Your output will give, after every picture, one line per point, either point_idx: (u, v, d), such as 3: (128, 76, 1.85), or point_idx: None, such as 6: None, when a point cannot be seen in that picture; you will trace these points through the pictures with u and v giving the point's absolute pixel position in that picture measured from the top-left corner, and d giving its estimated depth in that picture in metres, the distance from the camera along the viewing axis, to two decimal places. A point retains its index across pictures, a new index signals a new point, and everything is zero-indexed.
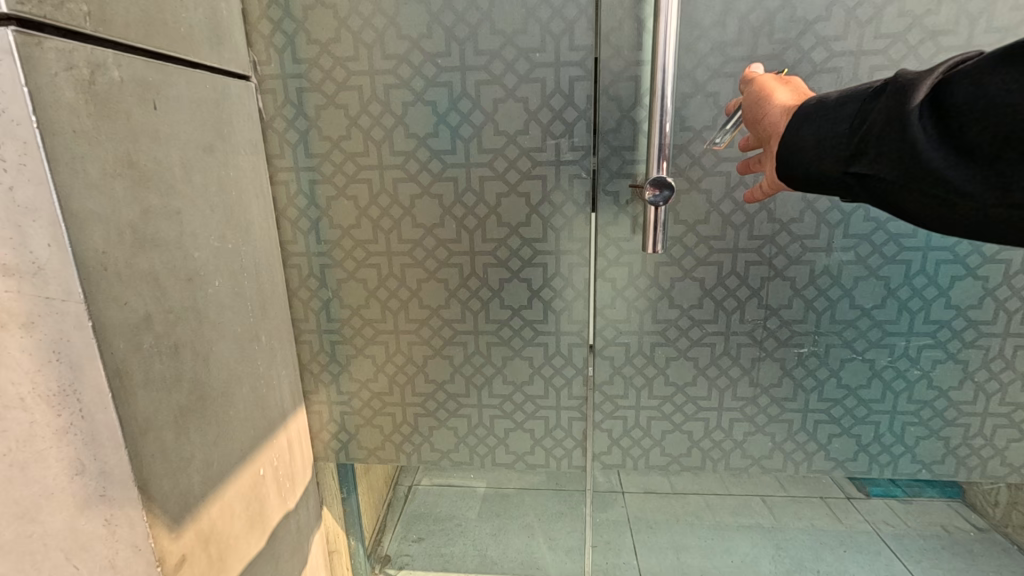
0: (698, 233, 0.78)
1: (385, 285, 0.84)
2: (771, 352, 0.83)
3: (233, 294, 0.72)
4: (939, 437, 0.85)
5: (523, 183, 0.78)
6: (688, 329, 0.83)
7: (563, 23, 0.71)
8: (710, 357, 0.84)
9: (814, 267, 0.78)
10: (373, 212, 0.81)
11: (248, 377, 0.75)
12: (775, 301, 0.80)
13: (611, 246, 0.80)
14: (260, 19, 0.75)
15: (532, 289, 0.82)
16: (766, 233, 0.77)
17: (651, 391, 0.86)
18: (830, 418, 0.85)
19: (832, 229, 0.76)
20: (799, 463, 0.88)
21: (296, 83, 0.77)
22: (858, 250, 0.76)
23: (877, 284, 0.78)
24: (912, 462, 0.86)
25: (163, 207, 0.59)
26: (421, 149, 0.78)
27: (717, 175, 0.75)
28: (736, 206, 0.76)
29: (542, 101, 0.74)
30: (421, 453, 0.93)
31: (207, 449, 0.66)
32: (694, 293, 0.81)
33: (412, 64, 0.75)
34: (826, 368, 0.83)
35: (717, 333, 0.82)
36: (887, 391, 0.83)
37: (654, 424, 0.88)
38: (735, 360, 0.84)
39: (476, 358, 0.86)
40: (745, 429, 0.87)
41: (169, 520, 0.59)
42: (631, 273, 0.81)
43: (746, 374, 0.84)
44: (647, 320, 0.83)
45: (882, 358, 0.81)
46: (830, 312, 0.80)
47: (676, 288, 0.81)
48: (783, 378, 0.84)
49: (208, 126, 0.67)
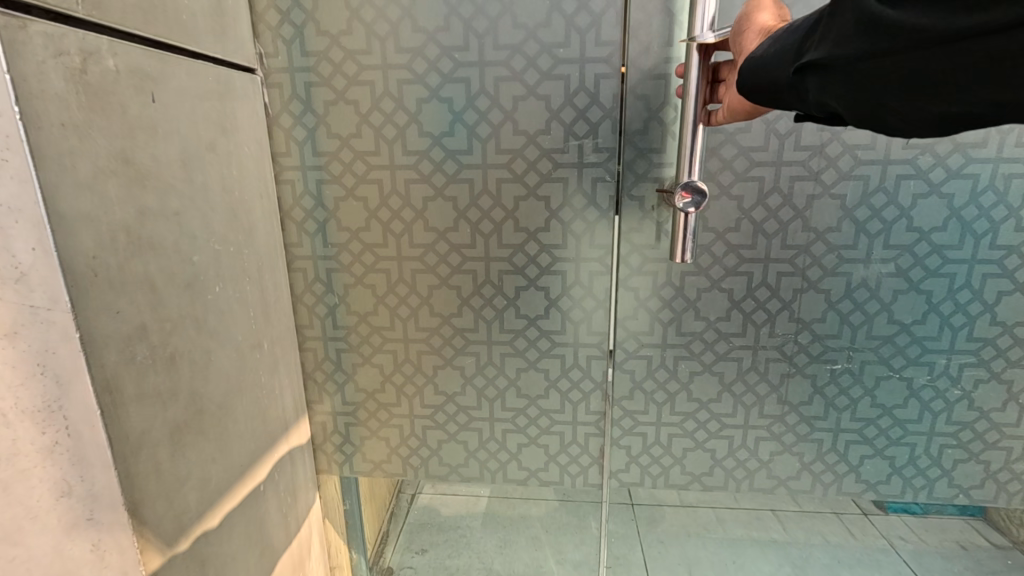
0: (727, 241, 0.74)
1: (394, 291, 0.80)
2: (802, 368, 0.79)
3: (235, 299, 0.68)
4: (978, 460, 0.81)
5: (542, 187, 0.73)
6: (713, 343, 0.78)
7: (589, 17, 0.67)
8: (735, 373, 0.80)
9: (850, 279, 0.74)
10: (383, 214, 0.77)
11: (248, 387, 0.71)
12: (808, 315, 0.76)
13: (634, 254, 0.75)
14: (267, 9, 0.71)
15: (549, 298, 0.78)
16: (801, 243, 0.73)
17: (673, 406, 0.82)
18: (861, 439, 0.82)
19: (872, 239, 0.72)
20: (828, 484, 0.84)
21: (304, 77, 0.73)
22: (899, 262, 0.72)
23: (917, 298, 0.74)
24: (948, 486, 0.83)
25: (160, 208, 0.55)
26: (436, 149, 0.73)
27: (749, 180, 0.71)
28: (769, 213, 0.72)
29: (565, 99, 0.70)
30: (429, 467, 0.89)
31: (204, 466, 0.61)
32: (721, 305, 0.77)
33: (427, 59, 0.70)
34: (860, 385, 0.79)
35: (745, 348, 0.78)
36: (925, 411, 0.79)
37: (676, 442, 0.84)
38: (763, 376, 0.79)
39: (488, 370, 0.82)
40: (774, 447, 0.83)
41: (162, 545, 0.55)
42: (654, 282, 0.76)
43: (774, 391, 0.80)
44: (671, 333, 0.79)
45: (919, 376, 0.78)
46: (866, 327, 0.76)
47: (702, 299, 0.76)
48: (814, 396, 0.80)
49: (210, 122, 0.63)
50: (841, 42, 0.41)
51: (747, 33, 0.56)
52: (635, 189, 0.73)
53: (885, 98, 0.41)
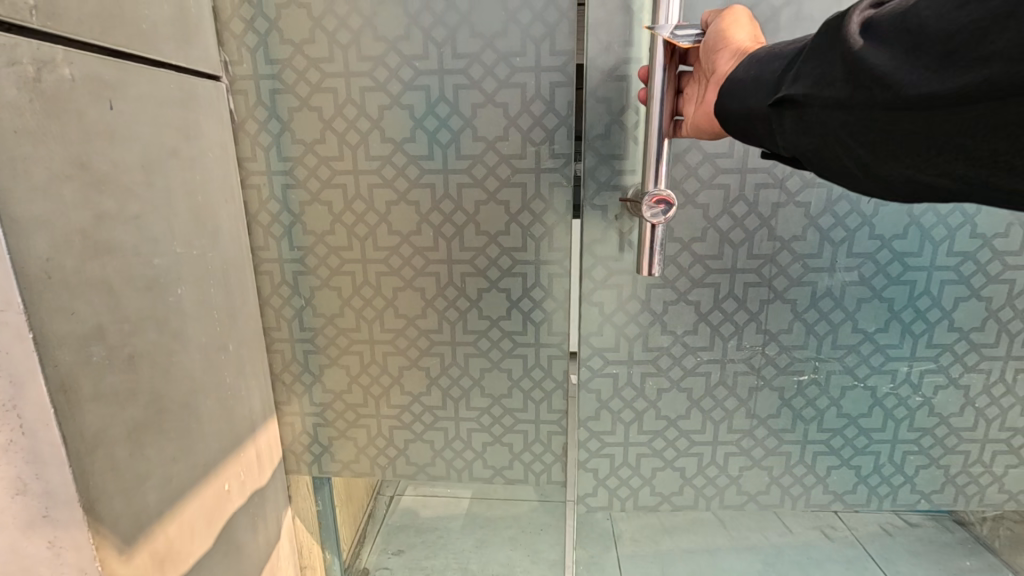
0: (693, 251, 0.76)
1: (360, 293, 0.82)
2: (770, 380, 0.82)
3: (199, 301, 0.69)
4: (938, 465, 0.86)
5: (502, 191, 0.76)
6: (681, 357, 0.81)
7: (544, 28, 0.69)
8: (704, 388, 0.83)
9: (815, 289, 0.77)
10: (348, 218, 0.79)
11: (213, 388, 0.72)
12: (775, 326, 0.79)
13: (598, 267, 0.78)
14: (232, 18, 0.73)
15: (511, 299, 0.80)
16: (767, 252, 0.76)
17: (641, 426, 0.85)
18: (829, 449, 0.85)
19: (836, 248, 0.75)
20: (797, 497, 0.88)
21: (269, 85, 0.75)
22: (862, 270, 0.76)
23: (880, 307, 0.77)
24: (911, 492, 0.87)
25: (119, 212, 0.56)
26: (398, 154, 0.76)
27: (714, 188, 0.74)
28: (734, 222, 0.75)
29: (521, 107, 0.72)
30: (397, 466, 0.90)
31: (165, 465, 0.62)
32: (689, 318, 0.79)
33: (388, 67, 0.72)
34: (827, 396, 0.82)
35: (713, 361, 0.81)
36: (888, 419, 0.83)
37: (645, 462, 0.87)
38: (731, 390, 0.82)
39: (453, 370, 0.84)
40: (744, 463, 0.86)
41: (120, 541, 0.56)
42: (620, 296, 0.79)
43: (742, 405, 0.83)
44: (637, 348, 0.81)
45: (883, 384, 0.81)
46: (832, 336, 0.79)
47: (669, 312, 0.79)
48: (781, 409, 0.84)
49: (173, 127, 0.64)
50: (822, 83, 0.44)
51: (721, 53, 0.59)
52: (598, 197, 0.75)
53: (854, 142, 0.44)
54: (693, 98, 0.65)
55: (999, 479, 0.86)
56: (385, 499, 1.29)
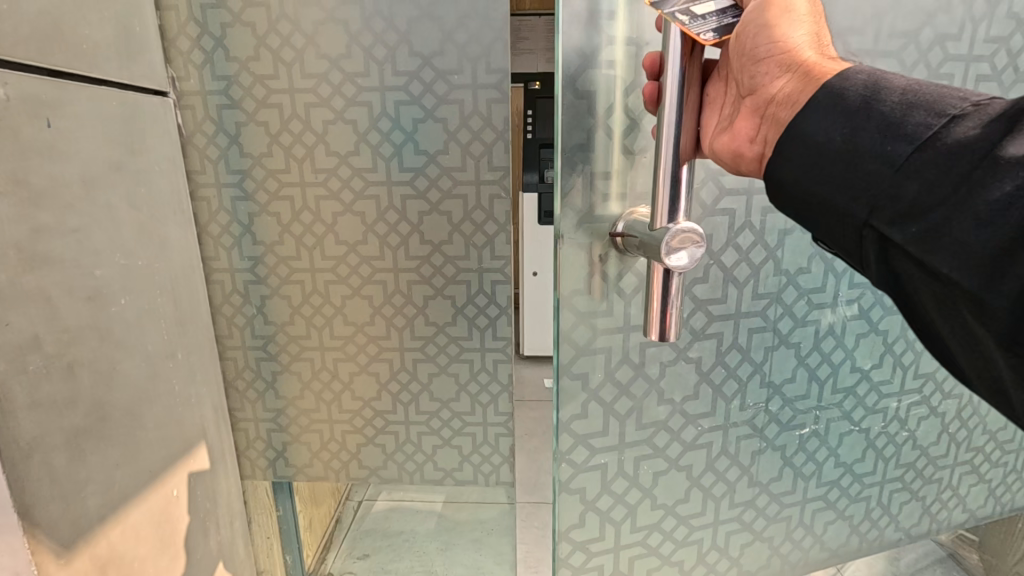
0: (695, 294, 0.66)
1: (309, 301, 0.85)
2: (772, 441, 0.75)
3: (144, 311, 0.71)
4: (918, 498, 0.84)
5: (444, 203, 0.79)
6: (682, 428, 0.72)
7: (479, 48, 0.73)
8: (704, 462, 0.74)
9: (818, 327, 0.72)
10: (296, 228, 0.81)
11: (160, 395, 0.74)
12: (777, 376, 0.72)
13: (581, 328, 0.62)
14: (179, 36, 0.75)
15: (456, 306, 0.83)
16: (772, 290, 0.69)
17: (635, 521, 0.74)
18: (827, 505, 0.80)
19: (838, 280, 0.70)
20: (796, 563, 0.82)
21: (216, 100, 0.77)
22: (861, 302, 0.72)
23: (875, 341, 0.74)
24: (896, 531, 0.85)
25: (58, 225, 0.58)
26: (343, 167, 0.78)
27: (717, 215, 0.64)
28: (740, 256, 0.67)
29: (460, 122, 0.76)
30: (350, 470, 0.92)
31: (108, 471, 0.64)
32: (690, 380, 0.70)
33: (331, 84, 0.75)
34: (826, 446, 0.77)
35: (714, 429, 0.73)
36: (879, 460, 0.80)
37: (639, 564, 0.77)
38: (734, 457, 0.75)
39: (402, 375, 0.87)
40: (746, 539, 0.79)
41: (58, 545, 0.57)
42: (609, 359, 0.65)
43: (745, 473, 0.76)
44: (629, 429, 0.69)
45: (876, 425, 0.78)
46: (833, 378, 0.74)
47: (667, 375, 0.68)
48: (783, 470, 0.77)
49: (116, 142, 0.66)
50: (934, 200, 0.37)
51: (763, 63, 0.46)
52: (583, 231, 0.58)
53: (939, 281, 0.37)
54: (725, 120, 0.52)
55: (964, 501, 0.87)
56: (353, 503, 1.34)
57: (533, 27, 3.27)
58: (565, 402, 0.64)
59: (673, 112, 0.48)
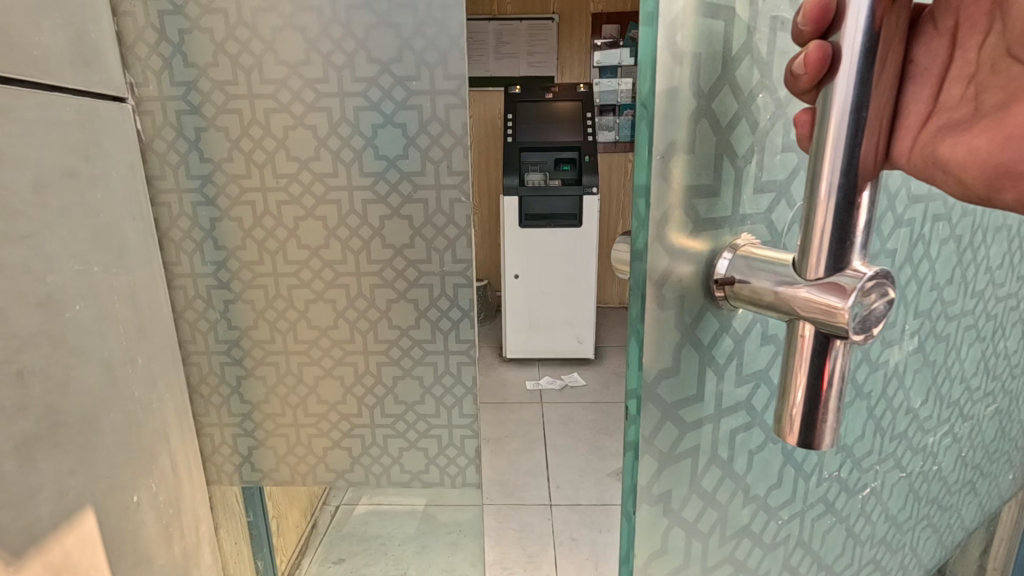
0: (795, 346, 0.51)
1: (273, 306, 0.85)
2: (842, 511, 0.65)
3: (101, 317, 0.71)
4: (935, 524, 0.83)
5: (405, 207, 0.80)
6: (765, 527, 0.57)
7: (436, 54, 0.74)
8: (782, 562, 0.61)
9: (889, 371, 0.62)
10: (258, 233, 0.82)
11: (118, 402, 0.74)
12: (852, 438, 0.62)
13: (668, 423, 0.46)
14: (137, 42, 0.75)
15: (419, 309, 0.84)
16: None
17: None
18: (875, 561, 0.74)
19: (908, 312, 0.61)
20: None
21: (175, 106, 0.77)
22: (919, 333, 0.65)
23: (924, 377, 0.68)
24: (919, 563, 0.83)
25: (7, 232, 0.58)
26: (304, 172, 0.79)
27: None
28: None
29: (419, 127, 0.76)
30: (317, 474, 0.93)
31: (61, 478, 0.64)
32: (775, 469, 0.55)
33: (291, 89, 0.76)
34: (880, 500, 0.70)
35: (795, 516, 0.60)
36: (913, 500, 0.76)
37: None
38: (809, 543, 0.63)
39: (367, 379, 0.87)
40: None
41: (7, 553, 0.57)
42: (694, 460, 0.49)
43: (818, 556, 0.65)
44: (712, 546, 0.53)
45: (915, 465, 0.73)
46: (892, 426, 0.67)
47: (753, 468, 0.53)
48: (846, 541, 0.68)
49: (69, 148, 0.66)
50: None
51: None
52: (671, 283, 0.42)
53: None
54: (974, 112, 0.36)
55: (962, 514, 0.89)
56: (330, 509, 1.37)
57: (515, 32, 3.30)
58: (640, 540, 0.47)
59: (848, 95, 0.34)
